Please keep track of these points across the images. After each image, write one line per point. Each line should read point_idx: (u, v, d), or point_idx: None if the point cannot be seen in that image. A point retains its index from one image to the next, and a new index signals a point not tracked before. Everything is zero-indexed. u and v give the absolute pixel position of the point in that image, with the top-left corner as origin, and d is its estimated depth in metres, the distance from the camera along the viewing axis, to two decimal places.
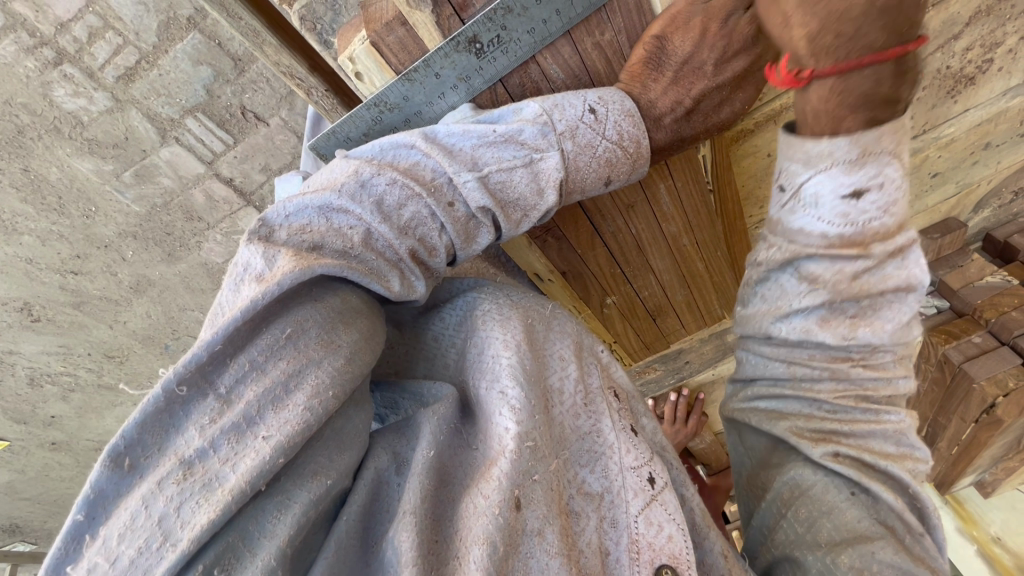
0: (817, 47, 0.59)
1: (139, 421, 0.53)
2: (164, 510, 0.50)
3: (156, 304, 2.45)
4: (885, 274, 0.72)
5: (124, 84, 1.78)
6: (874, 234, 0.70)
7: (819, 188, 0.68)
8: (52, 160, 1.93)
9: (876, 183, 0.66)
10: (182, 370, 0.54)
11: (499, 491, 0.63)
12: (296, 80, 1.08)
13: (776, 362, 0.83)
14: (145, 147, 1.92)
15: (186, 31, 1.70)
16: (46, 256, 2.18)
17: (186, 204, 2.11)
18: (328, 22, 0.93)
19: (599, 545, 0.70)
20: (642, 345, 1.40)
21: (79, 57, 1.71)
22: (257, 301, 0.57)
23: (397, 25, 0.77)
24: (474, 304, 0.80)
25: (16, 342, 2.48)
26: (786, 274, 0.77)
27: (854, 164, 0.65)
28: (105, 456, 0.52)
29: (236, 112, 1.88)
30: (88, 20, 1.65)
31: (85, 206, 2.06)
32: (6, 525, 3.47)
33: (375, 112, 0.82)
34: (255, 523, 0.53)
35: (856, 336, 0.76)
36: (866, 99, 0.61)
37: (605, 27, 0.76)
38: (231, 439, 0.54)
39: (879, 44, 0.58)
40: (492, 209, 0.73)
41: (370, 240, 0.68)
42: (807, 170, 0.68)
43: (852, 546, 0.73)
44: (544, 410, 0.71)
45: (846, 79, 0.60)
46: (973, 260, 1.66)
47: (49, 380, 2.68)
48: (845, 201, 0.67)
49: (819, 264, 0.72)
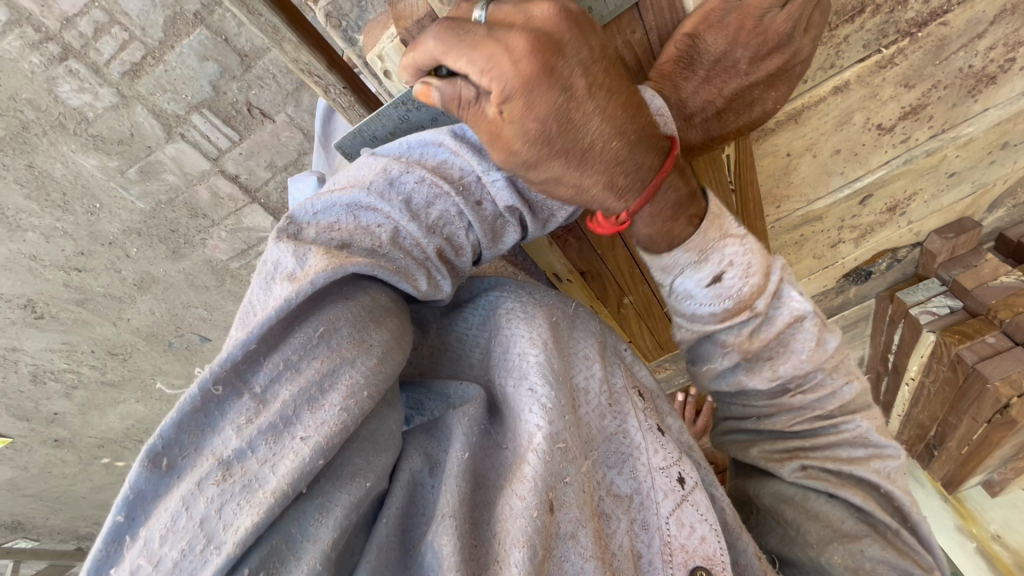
0: (617, 189, 0.67)
1: (176, 420, 0.52)
2: (205, 511, 0.50)
3: (159, 301, 2.43)
4: (772, 320, 0.76)
5: (130, 80, 1.77)
6: (753, 294, 0.73)
7: (686, 287, 0.75)
8: (57, 156, 1.91)
9: (727, 264, 0.72)
10: (218, 368, 0.54)
11: (533, 492, 0.62)
12: (314, 77, 1.08)
13: (731, 403, 0.89)
14: (150, 143, 1.91)
15: (192, 26, 1.68)
16: (50, 253, 2.16)
17: (191, 200, 2.10)
18: (354, 19, 0.89)
19: (630, 546, 0.70)
20: (656, 344, 1.41)
21: (85, 52, 1.70)
22: (291, 300, 0.56)
23: (428, 23, 0.74)
24: (497, 303, 0.79)
25: (19, 339, 2.46)
26: (705, 342, 0.80)
27: (700, 261, 0.73)
28: (144, 455, 0.51)
29: (242, 109, 1.86)
30: (94, 15, 1.63)
31: (89, 202, 2.05)
32: (8, 522, 3.46)
33: (402, 110, 0.80)
34: (297, 526, 0.53)
35: (780, 373, 0.79)
36: (677, 205, 0.71)
37: (637, 25, 0.75)
38: (268, 439, 0.53)
39: (655, 164, 0.67)
40: (520, 209, 0.72)
41: (399, 238, 0.67)
42: (667, 278, 0.76)
43: (841, 545, 0.77)
44: (573, 410, 0.70)
45: (654, 201, 0.69)
46: (987, 261, 1.63)
47: (51, 377, 2.67)
48: (711, 287, 0.73)
49: (727, 333, 0.76)
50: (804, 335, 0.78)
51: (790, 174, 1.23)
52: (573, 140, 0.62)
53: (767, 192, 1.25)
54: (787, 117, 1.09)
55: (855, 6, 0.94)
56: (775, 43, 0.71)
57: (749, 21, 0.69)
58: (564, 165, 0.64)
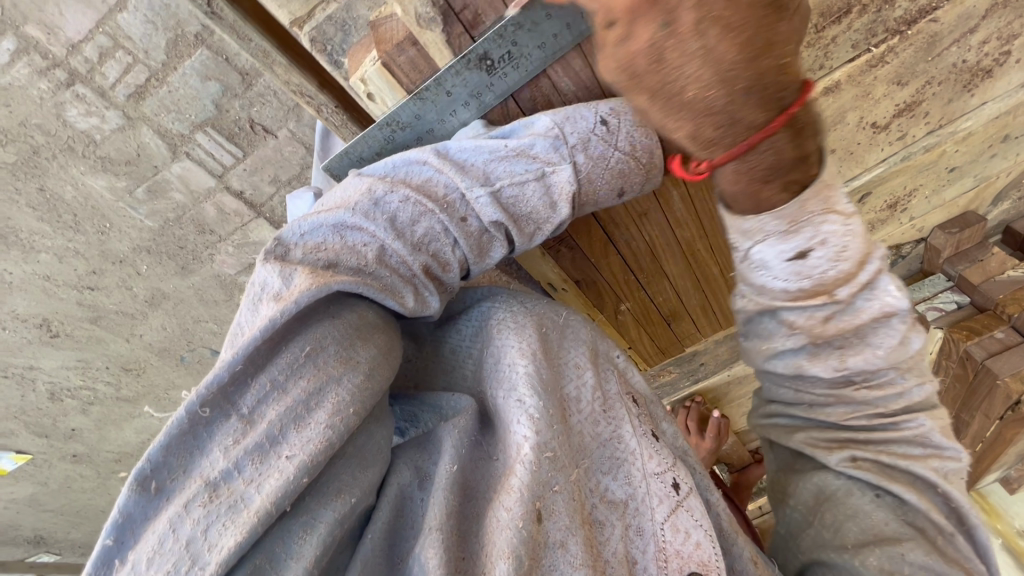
0: (703, 142, 0.63)
1: (164, 444, 0.54)
2: (191, 533, 0.51)
3: (171, 317, 2.47)
4: (858, 310, 0.72)
5: (135, 102, 1.80)
6: (835, 280, 0.70)
7: (763, 255, 0.72)
8: (67, 179, 1.96)
9: (818, 241, 0.69)
10: (205, 391, 0.55)
11: (520, 503, 0.62)
12: (307, 97, 1.12)
13: (784, 388, 0.85)
14: (156, 163, 1.95)
15: (194, 47, 1.70)
16: (63, 273, 2.21)
17: (198, 217, 2.14)
18: (338, 42, 0.96)
19: (626, 553, 0.70)
20: (658, 350, 1.40)
21: (91, 77, 1.74)
22: (275, 320, 0.57)
23: (408, 45, 0.78)
24: (489, 314, 0.80)
25: (36, 358, 2.51)
26: (767, 319, 0.79)
27: (789, 232, 0.69)
28: (132, 480, 0.52)
29: (245, 126, 1.89)
30: (99, 40, 1.67)
31: (100, 222, 2.09)
32: (30, 537, 3.52)
33: (387, 131, 0.83)
34: (281, 545, 0.54)
35: (847, 366, 0.76)
36: (773, 168, 0.65)
37: None
38: (254, 459, 0.54)
39: (760, 122, 0.61)
40: (505, 223, 0.73)
41: (384, 256, 0.68)
42: (747, 241, 0.72)
43: (878, 548, 0.75)
44: (562, 419, 0.71)
45: (744, 160, 0.64)
46: (994, 254, 1.61)
47: (68, 394, 2.72)
48: (793, 262, 0.70)
49: (794, 313, 0.74)
50: (887, 332, 0.75)
51: None
52: (663, 82, 0.59)
53: None
54: None
55: (841, 8, 0.94)
56: None
57: None
58: (647, 99, 0.61)
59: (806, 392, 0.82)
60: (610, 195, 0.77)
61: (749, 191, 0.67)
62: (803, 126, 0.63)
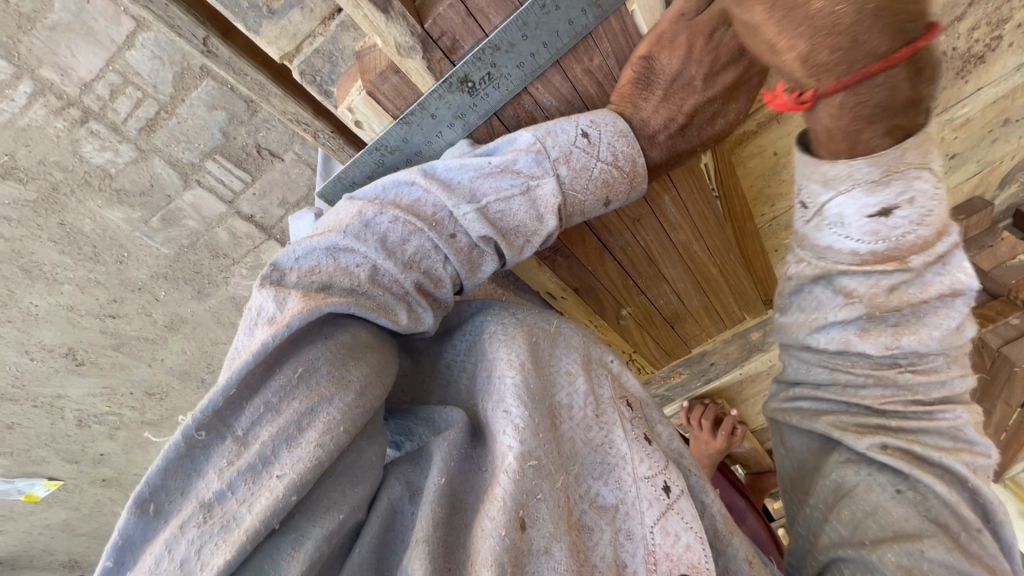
0: (815, 69, 0.61)
1: (162, 467, 0.56)
2: (186, 552, 0.53)
3: (190, 340, 2.54)
4: (925, 282, 0.75)
5: (146, 135, 1.87)
6: (910, 247, 0.73)
7: (842, 209, 0.72)
8: (85, 212, 2.03)
9: (905, 199, 0.69)
10: (200, 416, 0.57)
11: (504, 512, 0.63)
12: (303, 125, 1.17)
13: (820, 368, 0.86)
14: (169, 192, 2.01)
15: (200, 79, 1.76)
16: (86, 302, 2.29)
17: (212, 242, 2.20)
18: (327, 73, 0.98)
19: (615, 559, 0.71)
20: (663, 352, 1.39)
21: (103, 113, 1.80)
22: (267, 344, 0.59)
23: (391, 73, 0.81)
24: (482, 327, 0.82)
25: (63, 386, 2.59)
26: (819, 286, 0.81)
27: (878, 183, 0.68)
28: (131, 503, 0.55)
29: (252, 151, 1.94)
30: (109, 78, 1.73)
31: (118, 252, 2.16)
32: (65, 560, 3.61)
33: (377, 155, 0.86)
34: (270, 560, 0.56)
35: (900, 345, 0.78)
36: (883, 108, 0.63)
37: (593, 52, 0.78)
38: (247, 479, 0.56)
39: (883, 51, 0.59)
40: (493, 237, 0.75)
41: (376, 276, 0.70)
42: (827, 190, 0.72)
43: (898, 544, 0.73)
44: (548, 428, 0.72)
45: (854, 92, 0.62)
46: (1003, 239, 1.64)
47: (96, 420, 2.80)
48: (873, 218, 0.71)
49: (856, 279, 0.76)
50: (949, 313, 0.77)
51: (781, 173, 1.23)
52: None
53: (759, 192, 1.26)
54: (768, 117, 1.10)
55: None
56: (728, 57, 0.75)
57: (698, 40, 0.72)
58: (766, 9, 0.60)
59: (846, 372, 0.83)
60: (597, 206, 0.79)
61: (847, 130, 0.66)
62: (923, 68, 0.62)
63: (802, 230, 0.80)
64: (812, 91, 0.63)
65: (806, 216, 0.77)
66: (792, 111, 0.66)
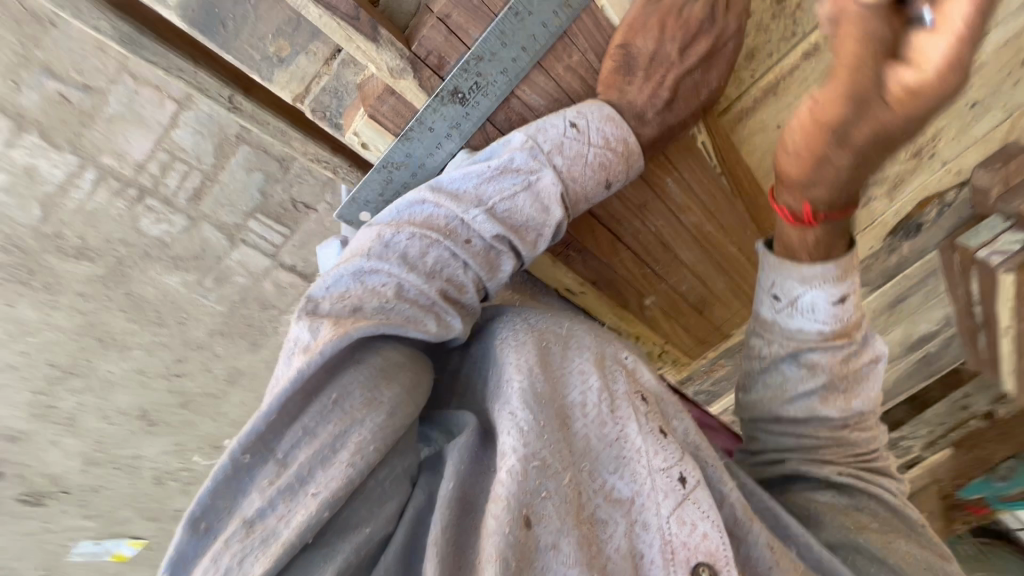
0: (836, 196, 0.84)
1: (211, 488, 0.63)
2: (228, 565, 0.59)
3: (251, 391, 2.70)
4: (826, 309, 0.94)
5: (195, 204, 2.04)
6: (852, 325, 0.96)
7: (814, 298, 0.93)
8: (147, 281, 2.21)
9: (851, 292, 0.94)
10: (244, 441, 0.63)
11: (509, 510, 0.66)
12: (324, 161, 1.32)
13: (780, 404, 1.01)
14: (218, 253, 2.18)
15: (236, 146, 1.93)
16: (154, 364, 2.47)
17: (260, 295, 2.36)
18: (335, 108, 1.04)
19: (631, 551, 0.73)
20: (696, 341, 1.37)
21: (157, 189, 1.98)
22: (304, 370, 0.65)
23: (387, 95, 0.88)
24: (494, 332, 0.85)
25: (140, 446, 2.78)
26: (786, 366, 1.00)
27: (839, 279, 0.92)
28: (186, 521, 0.62)
29: (288, 206, 2.10)
30: (160, 157, 1.91)
31: (179, 314, 2.34)
32: None
33: (387, 172, 0.92)
34: (305, 574, 0.60)
35: (852, 406, 0.98)
36: (845, 226, 0.90)
37: (572, 49, 0.86)
38: (285, 497, 0.62)
39: (856, 191, 0.84)
40: (506, 235, 0.79)
41: (401, 289, 0.74)
42: (804, 286, 0.93)
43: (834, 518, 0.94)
44: (557, 428, 0.74)
45: (834, 223, 0.89)
46: None
47: (172, 477, 2.98)
48: (836, 304, 0.94)
49: (818, 354, 0.96)
50: (846, 311, 0.94)
51: None
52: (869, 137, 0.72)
53: None
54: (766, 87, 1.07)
55: None
56: (698, 30, 0.85)
57: (668, 19, 0.83)
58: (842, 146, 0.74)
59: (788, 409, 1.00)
60: (599, 188, 0.85)
61: (826, 246, 0.91)
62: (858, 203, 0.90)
63: (771, 316, 0.99)
64: (825, 216, 0.86)
65: (776, 307, 0.97)
66: (807, 224, 0.88)
